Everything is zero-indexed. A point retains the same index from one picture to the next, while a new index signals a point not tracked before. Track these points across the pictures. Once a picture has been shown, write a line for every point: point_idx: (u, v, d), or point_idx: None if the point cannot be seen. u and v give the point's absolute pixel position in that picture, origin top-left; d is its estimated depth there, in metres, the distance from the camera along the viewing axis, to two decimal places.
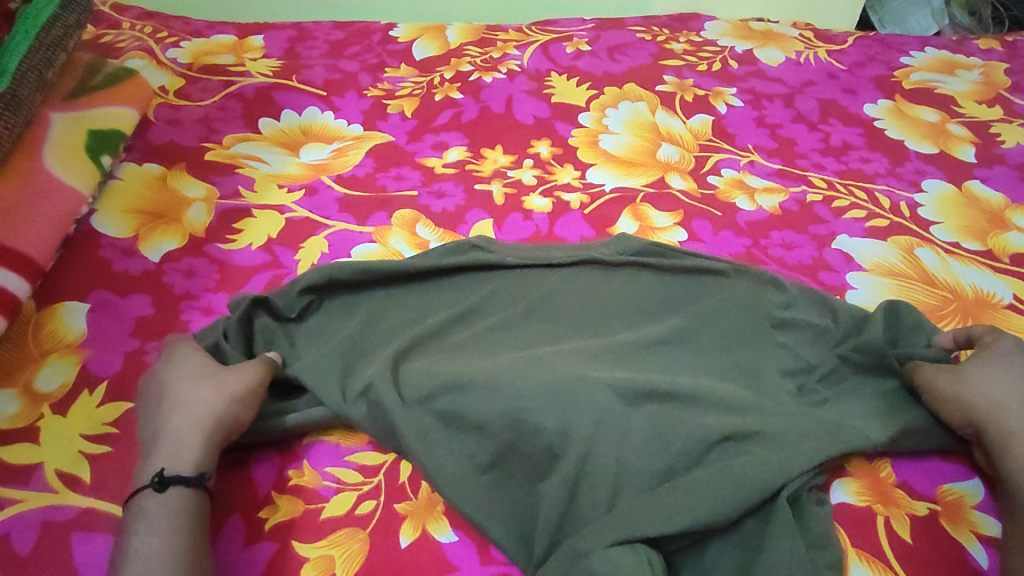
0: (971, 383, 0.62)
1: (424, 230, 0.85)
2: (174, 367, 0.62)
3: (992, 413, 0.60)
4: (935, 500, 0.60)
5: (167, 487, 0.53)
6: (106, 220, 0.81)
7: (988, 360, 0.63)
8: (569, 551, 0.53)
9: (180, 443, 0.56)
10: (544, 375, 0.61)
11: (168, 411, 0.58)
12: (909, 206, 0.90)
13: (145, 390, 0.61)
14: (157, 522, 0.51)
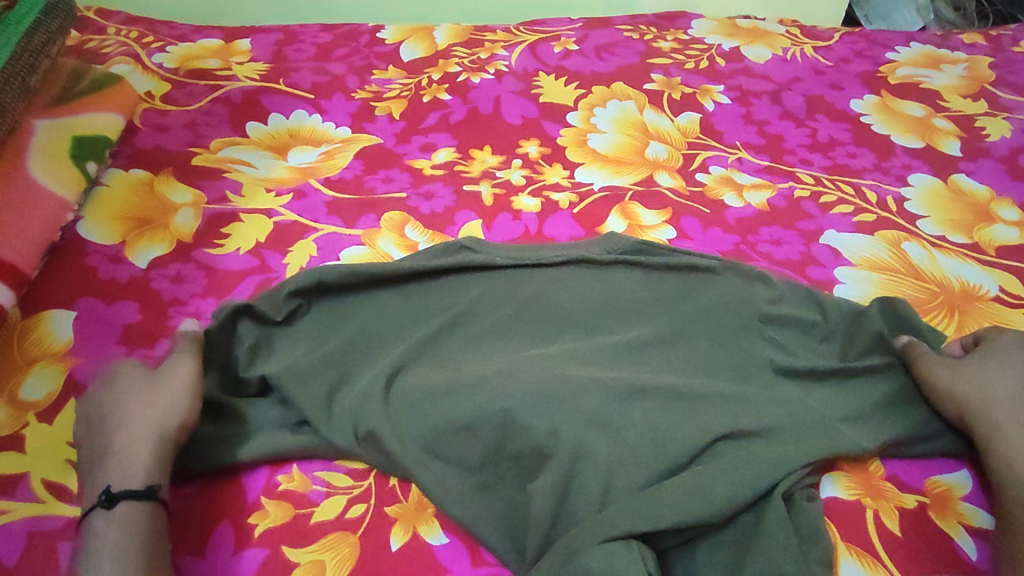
0: (971, 382, 0.63)
1: (413, 232, 0.85)
2: (114, 383, 0.62)
3: (987, 411, 0.61)
4: (924, 493, 0.61)
5: (115, 504, 0.53)
6: (92, 227, 0.81)
7: (984, 361, 0.64)
8: (562, 549, 0.52)
9: (125, 458, 0.55)
10: (533, 375, 0.61)
11: (113, 428, 0.58)
12: (895, 200, 0.90)
13: (82, 409, 0.60)
14: (110, 538, 0.51)
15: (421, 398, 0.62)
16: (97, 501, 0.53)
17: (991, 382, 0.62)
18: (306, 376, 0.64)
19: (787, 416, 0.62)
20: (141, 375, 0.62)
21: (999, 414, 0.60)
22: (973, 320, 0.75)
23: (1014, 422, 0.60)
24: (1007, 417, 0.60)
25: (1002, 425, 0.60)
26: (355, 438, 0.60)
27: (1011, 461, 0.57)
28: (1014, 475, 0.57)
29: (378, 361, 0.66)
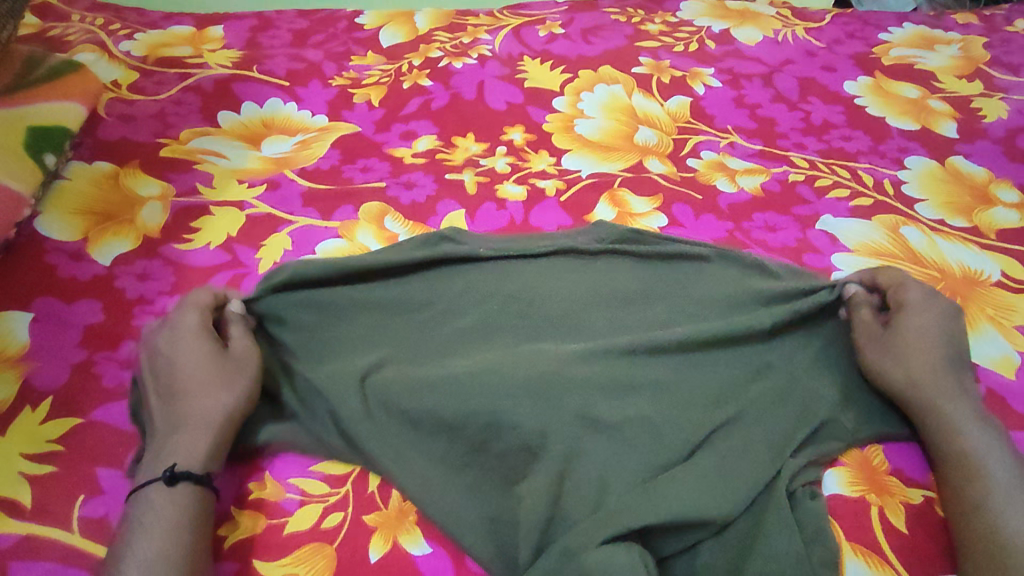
0: (895, 355, 0.61)
1: (393, 223, 0.81)
2: (185, 346, 0.59)
3: (919, 381, 0.59)
4: (930, 488, 0.58)
5: (174, 484, 0.51)
6: (51, 223, 0.76)
7: (902, 326, 0.62)
8: (560, 550, 0.49)
9: (186, 440, 0.54)
10: (521, 370, 0.58)
11: (173, 401, 0.56)
12: (892, 183, 0.88)
13: (153, 368, 0.59)
14: (161, 517, 0.49)
15: (396, 398, 0.58)
16: (153, 476, 0.51)
17: (914, 348, 0.61)
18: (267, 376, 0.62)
19: (776, 404, 0.60)
20: (188, 340, 0.60)
21: (931, 386, 0.58)
22: (976, 304, 0.71)
23: (954, 391, 0.58)
24: (943, 388, 0.58)
25: (941, 398, 0.58)
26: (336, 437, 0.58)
27: (955, 434, 0.56)
28: (963, 449, 0.55)
29: (351, 361, 0.62)
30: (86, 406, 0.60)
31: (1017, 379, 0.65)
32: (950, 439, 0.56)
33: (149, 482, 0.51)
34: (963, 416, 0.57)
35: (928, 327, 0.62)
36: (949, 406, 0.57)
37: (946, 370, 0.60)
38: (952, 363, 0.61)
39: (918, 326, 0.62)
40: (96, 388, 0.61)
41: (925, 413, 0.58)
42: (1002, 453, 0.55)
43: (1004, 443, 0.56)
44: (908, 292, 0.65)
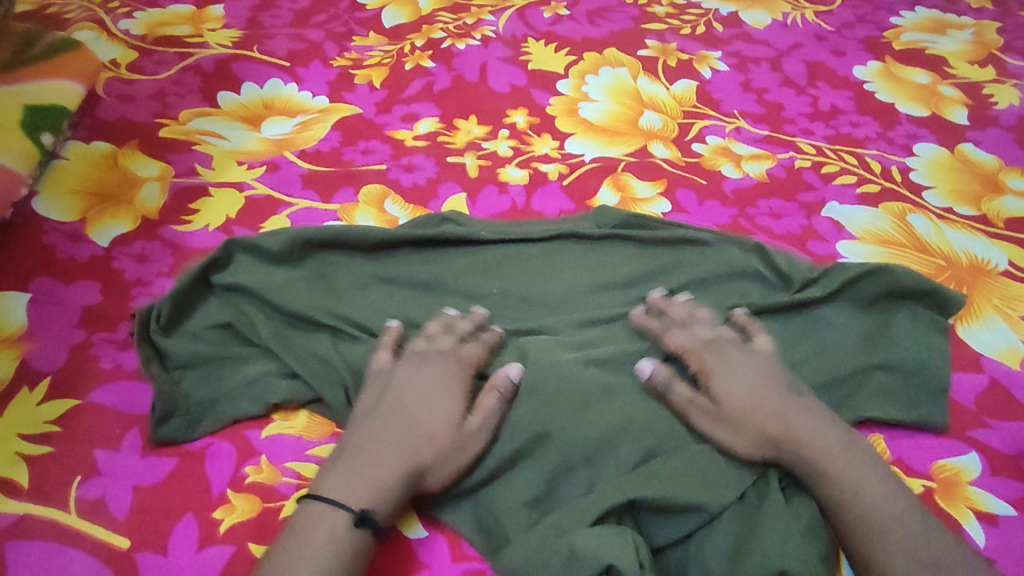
0: (738, 417, 0.54)
1: (393, 206, 0.80)
2: (433, 380, 0.56)
3: (770, 435, 0.53)
4: (930, 478, 0.56)
5: (358, 526, 0.48)
6: (49, 202, 0.76)
7: (722, 387, 0.56)
8: (550, 526, 0.50)
9: (377, 478, 0.50)
10: (518, 360, 0.58)
11: (379, 426, 0.53)
12: (900, 170, 0.86)
13: (378, 390, 0.56)
14: (329, 556, 0.47)
15: None
16: (343, 501, 0.49)
17: (749, 404, 0.55)
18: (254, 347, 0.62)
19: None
20: (411, 371, 0.57)
21: (790, 435, 0.53)
22: (981, 294, 0.70)
23: (809, 429, 0.53)
24: (797, 436, 0.53)
25: (799, 446, 0.53)
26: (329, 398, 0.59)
27: (828, 479, 0.51)
28: (845, 495, 0.51)
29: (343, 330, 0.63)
30: (83, 387, 0.59)
31: (1021, 368, 0.64)
32: (822, 488, 0.51)
33: (337, 504, 0.49)
34: (832, 454, 0.52)
35: (749, 381, 0.56)
36: (811, 451, 0.52)
37: (789, 413, 0.54)
38: (791, 405, 0.55)
39: (735, 387, 0.56)
40: (93, 369, 0.61)
41: (796, 469, 0.53)
42: (880, 486, 0.51)
43: (879, 471, 0.52)
44: (707, 357, 0.58)
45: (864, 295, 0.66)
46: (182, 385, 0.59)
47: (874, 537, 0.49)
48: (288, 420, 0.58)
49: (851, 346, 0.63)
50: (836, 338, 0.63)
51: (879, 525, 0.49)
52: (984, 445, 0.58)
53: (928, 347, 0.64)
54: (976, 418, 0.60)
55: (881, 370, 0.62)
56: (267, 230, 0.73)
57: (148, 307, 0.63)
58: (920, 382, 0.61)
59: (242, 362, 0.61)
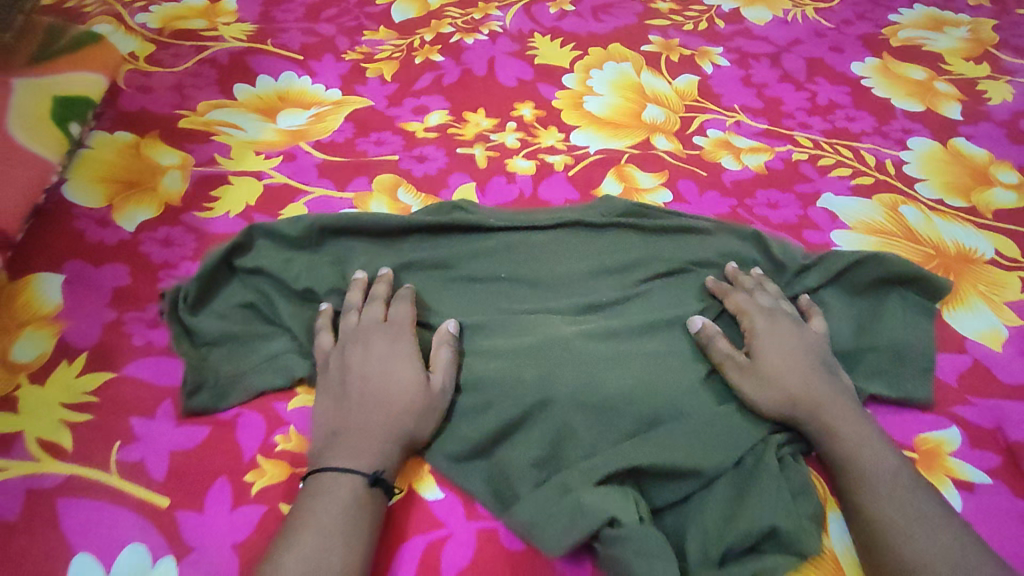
0: (769, 377, 0.58)
1: (405, 195, 0.83)
2: (373, 353, 0.59)
3: (795, 397, 0.57)
4: (913, 449, 0.59)
5: (371, 487, 0.52)
6: (77, 189, 0.79)
7: (760, 352, 0.60)
8: (558, 485, 0.53)
9: (359, 441, 0.54)
10: (525, 336, 0.62)
11: (347, 397, 0.57)
12: (894, 163, 0.89)
13: (336, 364, 0.59)
14: (353, 519, 0.50)
15: None
16: (353, 468, 0.52)
17: (778, 365, 0.59)
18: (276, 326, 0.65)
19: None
20: (361, 342, 0.60)
21: (812, 397, 0.57)
22: (968, 281, 0.73)
23: (830, 396, 0.57)
24: (820, 399, 0.57)
25: (820, 404, 0.57)
26: None
27: (841, 442, 0.55)
28: (851, 457, 0.54)
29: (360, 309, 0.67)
30: (119, 362, 0.63)
31: (1004, 351, 0.67)
32: (830, 441, 0.56)
33: (349, 471, 0.52)
34: (847, 422, 0.56)
35: (796, 344, 0.61)
36: (829, 416, 0.56)
37: (815, 379, 0.58)
38: (818, 370, 0.59)
39: (769, 351, 0.60)
40: (127, 346, 0.65)
41: (809, 423, 0.57)
42: (882, 447, 0.55)
43: (886, 441, 0.55)
44: (760, 320, 0.63)
45: (858, 281, 0.70)
46: (209, 359, 0.63)
47: (876, 497, 0.52)
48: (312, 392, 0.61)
49: (842, 329, 0.67)
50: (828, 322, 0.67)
51: (877, 489, 0.52)
52: (966, 420, 0.61)
53: (916, 330, 0.67)
54: (960, 395, 0.63)
55: (871, 354, 0.65)
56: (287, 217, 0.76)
57: (176, 289, 0.67)
58: (908, 361, 0.64)
59: (264, 339, 0.65)
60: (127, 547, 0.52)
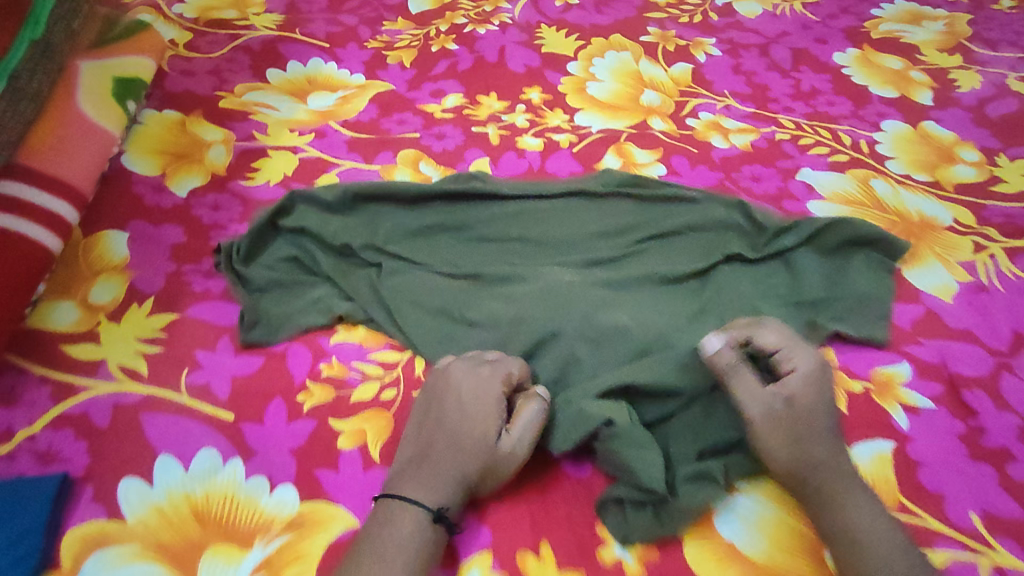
0: (794, 444, 0.57)
1: (426, 167, 0.93)
2: (471, 383, 0.60)
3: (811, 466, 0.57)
4: (869, 380, 0.69)
5: (435, 523, 0.54)
6: (135, 159, 0.88)
7: (795, 415, 0.58)
8: (564, 403, 0.63)
9: (443, 476, 0.56)
10: (535, 283, 0.71)
11: (439, 432, 0.58)
12: (867, 143, 0.99)
13: (433, 395, 0.61)
14: (412, 551, 0.52)
15: (428, 302, 0.72)
16: (418, 500, 0.54)
17: (804, 431, 0.58)
18: (318, 275, 0.75)
19: (738, 305, 0.74)
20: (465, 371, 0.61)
21: (827, 468, 0.57)
22: (927, 244, 0.83)
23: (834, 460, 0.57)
24: (831, 469, 0.57)
25: (828, 470, 0.57)
26: (382, 314, 0.72)
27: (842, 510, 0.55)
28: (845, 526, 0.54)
29: (392, 261, 0.76)
30: (183, 305, 0.73)
31: (953, 302, 0.76)
32: (830, 512, 0.55)
33: (415, 502, 0.54)
34: (850, 493, 0.56)
35: (823, 403, 0.59)
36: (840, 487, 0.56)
37: (832, 450, 0.58)
38: (836, 438, 0.58)
39: (801, 410, 0.58)
40: (188, 292, 0.74)
41: (813, 486, 0.56)
42: (882, 523, 0.54)
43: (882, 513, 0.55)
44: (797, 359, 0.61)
45: (828, 239, 0.79)
46: (262, 302, 0.72)
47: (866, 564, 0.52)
48: (350, 331, 0.72)
49: (812, 281, 0.76)
50: (799, 275, 0.77)
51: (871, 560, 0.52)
52: (915, 357, 0.71)
53: (876, 282, 0.76)
54: (911, 338, 0.73)
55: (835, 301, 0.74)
56: (322, 185, 0.86)
57: (229, 243, 0.76)
58: (868, 308, 0.74)
59: (308, 286, 0.74)
60: (201, 451, 0.62)
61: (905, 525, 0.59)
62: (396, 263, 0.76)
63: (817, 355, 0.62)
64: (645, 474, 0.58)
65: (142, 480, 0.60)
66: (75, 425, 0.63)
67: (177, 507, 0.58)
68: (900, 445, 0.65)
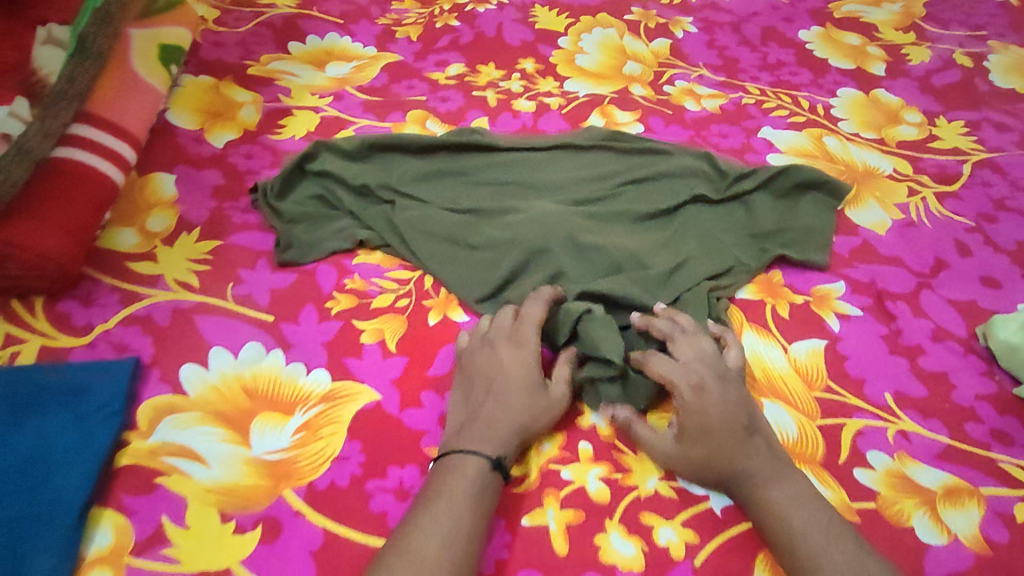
0: (697, 460, 0.62)
1: (432, 125, 1.05)
2: (516, 348, 0.68)
3: (714, 474, 0.62)
4: (809, 294, 0.82)
5: (494, 471, 0.61)
6: (177, 116, 1.01)
7: (691, 440, 0.63)
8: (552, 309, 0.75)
9: (496, 430, 0.63)
10: (527, 216, 0.84)
11: (488, 393, 0.66)
12: (823, 107, 1.11)
13: (475, 362, 0.69)
14: (473, 493, 0.59)
15: (435, 232, 0.84)
16: (479, 452, 0.61)
17: (698, 447, 0.63)
18: (340, 211, 0.87)
19: (698, 232, 0.86)
20: (506, 331, 0.70)
21: (738, 469, 0.62)
22: (867, 189, 0.96)
23: (740, 459, 0.62)
24: (737, 470, 0.62)
25: (737, 479, 0.62)
26: (396, 243, 0.84)
27: (753, 501, 0.61)
28: (762, 515, 0.60)
29: (404, 200, 0.88)
30: (225, 233, 0.85)
31: (885, 234, 0.89)
32: (751, 510, 0.61)
33: (472, 453, 0.61)
34: (758, 485, 0.61)
35: (715, 421, 0.63)
36: (742, 486, 0.61)
37: (737, 453, 0.62)
38: (739, 449, 0.62)
39: (697, 426, 0.63)
40: (229, 223, 0.86)
41: (735, 489, 0.62)
42: (804, 504, 0.59)
43: (797, 491, 0.60)
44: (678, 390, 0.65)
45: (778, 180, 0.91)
46: (293, 231, 0.85)
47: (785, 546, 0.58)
48: (369, 255, 0.84)
49: (765, 216, 0.88)
50: (752, 211, 0.89)
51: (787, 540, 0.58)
52: (849, 277, 0.84)
53: (821, 218, 0.89)
54: (847, 262, 0.86)
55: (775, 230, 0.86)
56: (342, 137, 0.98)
57: (263, 184, 0.89)
58: (813, 237, 0.86)
59: (332, 219, 0.87)
60: (248, 344, 0.74)
61: (828, 401, 0.71)
62: (406, 201, 0.88)
63: (700, 371, 0.66)
64: (607, 351, 0.68)
65: (199, 365, 0.72)
66: (141, 323, 0.75)
67: (229, 385, 0.71)
68: (831, 342, 0.77)
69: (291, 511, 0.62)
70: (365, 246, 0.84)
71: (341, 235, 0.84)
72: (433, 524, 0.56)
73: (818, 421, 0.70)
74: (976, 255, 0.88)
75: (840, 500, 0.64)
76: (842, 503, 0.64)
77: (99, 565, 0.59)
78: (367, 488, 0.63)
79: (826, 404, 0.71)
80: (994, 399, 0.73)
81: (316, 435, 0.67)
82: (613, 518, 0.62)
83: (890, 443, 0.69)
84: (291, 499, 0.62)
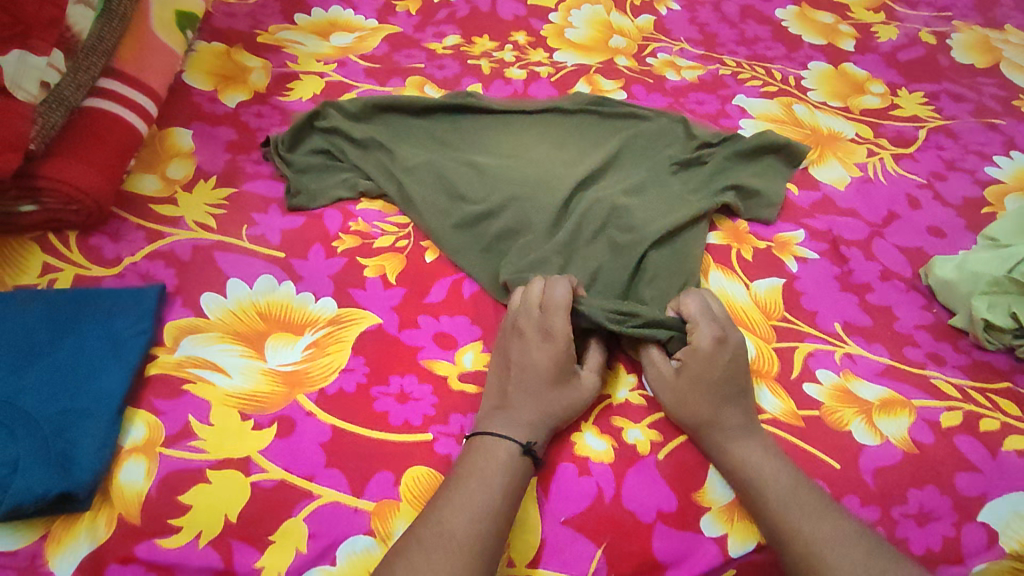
0: (699, 404, 0.68)
1: (430, 90, 1.13)
2: (537, 344, 0.70)
3: (705, 423, 0.68)
4: (771, 240, 0.90)
5: (524, 456, 0.64)
6: (192, 78, 1.08)
7: (691, 385, 0.69)
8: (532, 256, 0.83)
9: (528, 418, 0.67)
10: (513, 173, 0.91)
11: (511, 385, 0.69)
12: (795, 78, 1.19)
13: (500, 357, 0.72)
14: (496, 470, 0.62)
15: (428, 186, 0.91)
16: (511, 437, 0.65)
17: (699, 395, 0.68)
18: (344, 164, 0.95)
19: (664, 193, 0.93)
20: (531, 322, 0.71)
21: (717, 422, 0.67)
22: (830, 150, 1.04)
23: (722, 413, 0.68)
24: (724, 421, 0.67)
25: (716, 426, 0.67)
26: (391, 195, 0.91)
27: (724, 449, 0.67)
28: (733, 461, 0.66)
29: (403, 154, 0.95)
30: (239, 182, 0.93)
31: (844, 189, 0.98)
32: (722, 456, 0.67)
33: (488, 436, 0.65)
34: (734, 438, 0.67)
35: (715, 374, 0.69)
36: (720, 438, 0.67)
37: (725, 410, 0.68)
38: (727, 403, 0.68)
39: (699, 374, 0.69)
40: (243, 173, 0.94)
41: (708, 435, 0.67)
42: (767, 459, 0.65)
43: (763, 446, 0.67)
44: (700, 331, 0.71)
45: (745, 145, 0.98)
46: (303, 180, 0.92)
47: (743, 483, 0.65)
48: (371, 203, 0.92)
49: (733, 176, 0.96)
50: (714, 173, 0.96)
51: (748, 480, 0.65)
52: (809, 226, 0.92)
53: (782, 176, 0.97)
54: (807, 213, 0.94)
55: (736, 189, 0.93)
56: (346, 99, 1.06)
57: (273, 138, 0.96)
58: (775, 194, 0.94)
59: (337, 171, 0.95)
60: (262, 276, 0.82)
61: (784, 329, 0.80)
62: (401, 157, 0.95)
63: (719, 327, 0.71)
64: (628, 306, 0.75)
65: (217, 294, 0.80)
66: (165, 258, 0.83)
67: (245, 310, 0.78)
68: (789, 281, 0.85)
69: (303, 411, 0.70)
70: (369, 195, 0.92)
71: (347, 187, 0.92)
72: (474, 490, 0.61)
73: (775, 344, 0.78)
74: (925, 209, 0.96)
75: (787, 410, 0.73)
76: (788, 412, 0.73)
77: (135, 453, 0.66)
78: (372, 393, 0.72)
79: (782, 330, 0.80)
80: (931, 328, 0.82)
81: (324, 351, 0.75)
82: (588, 421, 0.70)
83: (837, 363, 0.77)
84: (304, 402, 0.70)
